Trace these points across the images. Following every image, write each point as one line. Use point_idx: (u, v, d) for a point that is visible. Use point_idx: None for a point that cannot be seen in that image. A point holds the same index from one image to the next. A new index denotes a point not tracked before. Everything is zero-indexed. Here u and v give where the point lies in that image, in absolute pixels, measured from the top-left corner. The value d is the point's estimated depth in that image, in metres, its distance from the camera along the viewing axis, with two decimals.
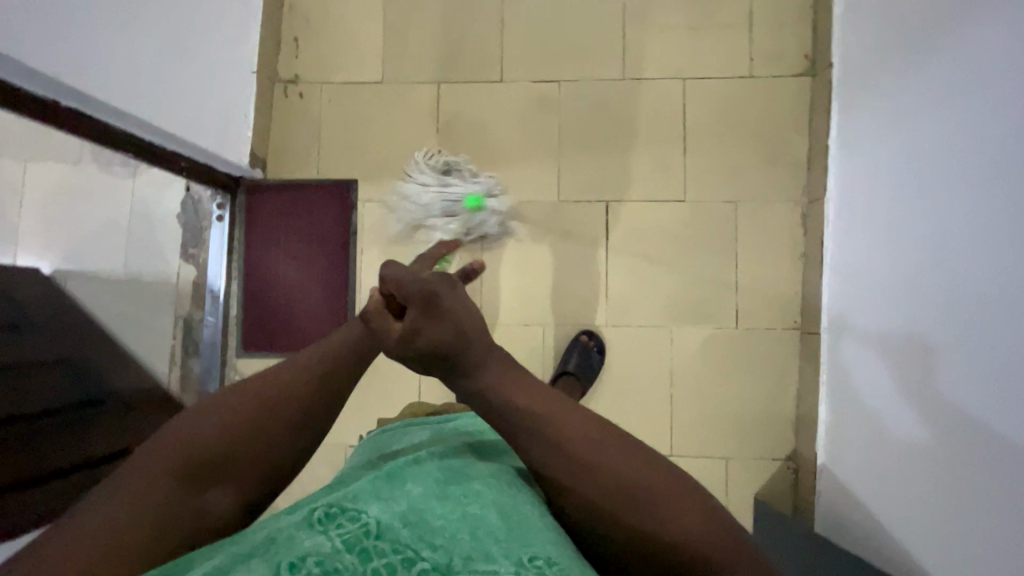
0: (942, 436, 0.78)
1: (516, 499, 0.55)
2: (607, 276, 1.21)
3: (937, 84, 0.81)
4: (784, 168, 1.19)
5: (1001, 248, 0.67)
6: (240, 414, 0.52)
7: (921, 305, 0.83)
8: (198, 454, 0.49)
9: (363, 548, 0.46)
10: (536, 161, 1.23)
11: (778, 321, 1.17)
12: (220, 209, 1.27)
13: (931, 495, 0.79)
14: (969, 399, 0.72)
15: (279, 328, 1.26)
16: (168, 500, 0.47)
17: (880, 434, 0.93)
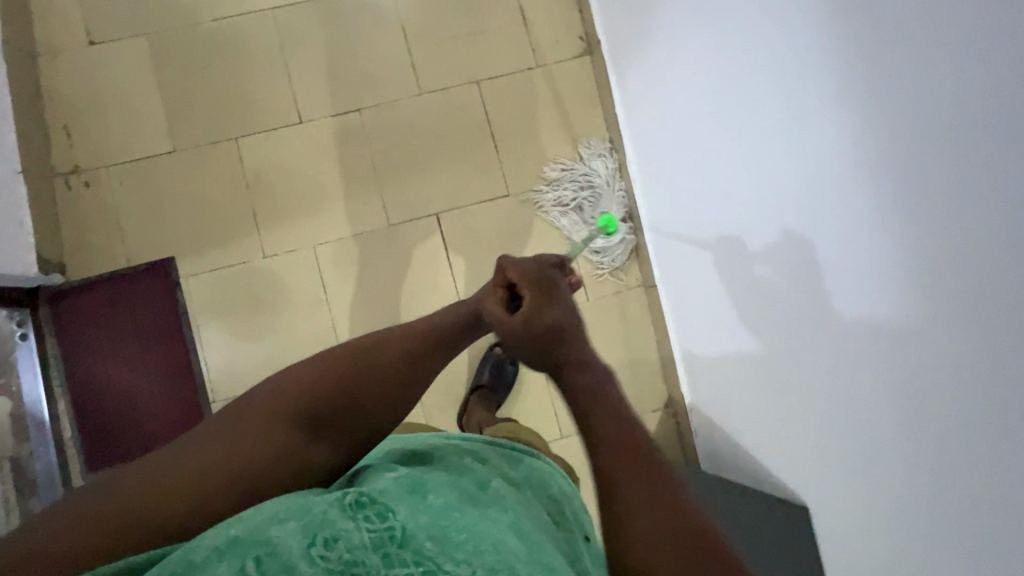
0: (779, 349, 0.82)
1: (534, 533, 0.56)
2: (456, 285, 1.22)
3: (685, 41, 0.89)
4: (590, 143, 1.26)
5: (785, 174, 0.73)
6: (359, 372, 0.65)
7: (733, 233, 0.88)
8: (315, 403, 0.63)
9: (388, 552, 0.47)
10: (360, 193, 1.22)
11: (624, 282, 1.23)
12: (23, 326, 1.13)
13: (780, 404, 0.84)
14: (791, 308, 0.77)
15: (125, 432, 1.14)
16: (244, 459, 0.58)
17: (728, 359, 0.97)
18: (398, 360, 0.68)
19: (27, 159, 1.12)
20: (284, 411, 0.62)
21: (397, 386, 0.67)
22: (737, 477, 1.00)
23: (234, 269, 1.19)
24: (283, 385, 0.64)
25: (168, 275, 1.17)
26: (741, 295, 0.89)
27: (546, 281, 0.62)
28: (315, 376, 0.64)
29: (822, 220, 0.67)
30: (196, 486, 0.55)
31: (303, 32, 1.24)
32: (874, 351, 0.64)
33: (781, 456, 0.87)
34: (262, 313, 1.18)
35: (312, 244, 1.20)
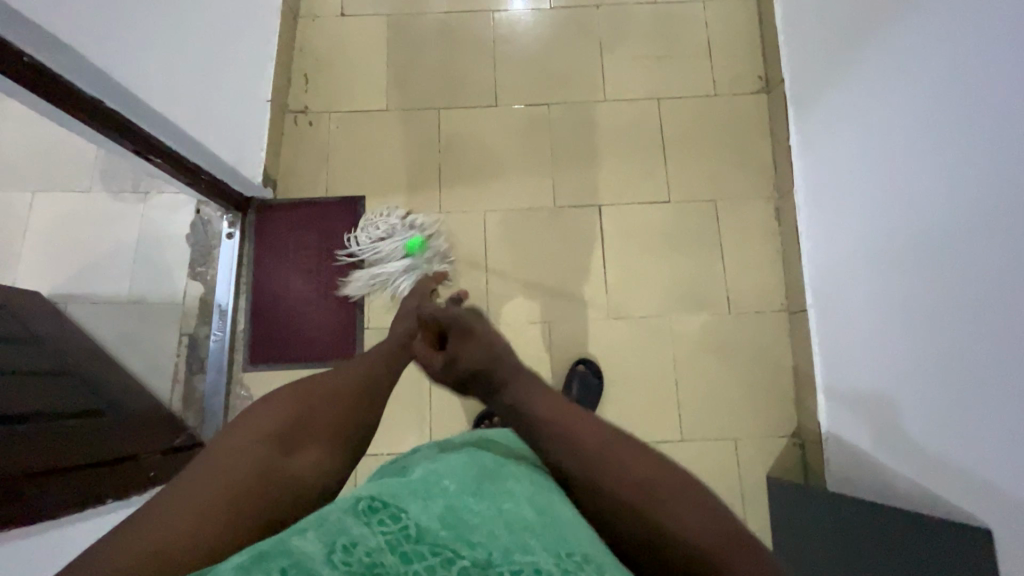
0: (935, 361, 0.83)
1: (550, 498, 0.57)
2: (605, 271, 1.28)
3: (875, 78, 0.96)
4: (755, 170, 1.33)
5: (965, 206, 0.75)
6: (301, 401, 0.65)
7: (883, 244, 0.95)
8: (283, 423, 0.62)
9: (406, 547, 0.46)
10: (534, 174, 1.34)
11: (768, 304, 1.26)
12: (232, 227, 1.30)
13: (941, 429, 0.83)
14: (957, 333, 0.78)
15: (288, 337, 1.26)
16: (244, 474, 0.56)
17: (867, 364, 1.01)
18: (327, 387, 0.68)
19: (274, 93, 1.32)
20: (266, 436, 0.60)
21: (360, 402, 0.69)
22: (876, 495, 0.98)
23: (411, 217, 1.32)
24: (241, 419, 0.62)
25: (356, 211, 1.33)
26: (885, 298, 0.95)
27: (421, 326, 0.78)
28: (278, 405, 0.64)
29: (971, 229, 0.74)
30: (207, 507, 0.52)
31: (513, 34, 1.42)
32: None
33: (920, 464, 0.87)
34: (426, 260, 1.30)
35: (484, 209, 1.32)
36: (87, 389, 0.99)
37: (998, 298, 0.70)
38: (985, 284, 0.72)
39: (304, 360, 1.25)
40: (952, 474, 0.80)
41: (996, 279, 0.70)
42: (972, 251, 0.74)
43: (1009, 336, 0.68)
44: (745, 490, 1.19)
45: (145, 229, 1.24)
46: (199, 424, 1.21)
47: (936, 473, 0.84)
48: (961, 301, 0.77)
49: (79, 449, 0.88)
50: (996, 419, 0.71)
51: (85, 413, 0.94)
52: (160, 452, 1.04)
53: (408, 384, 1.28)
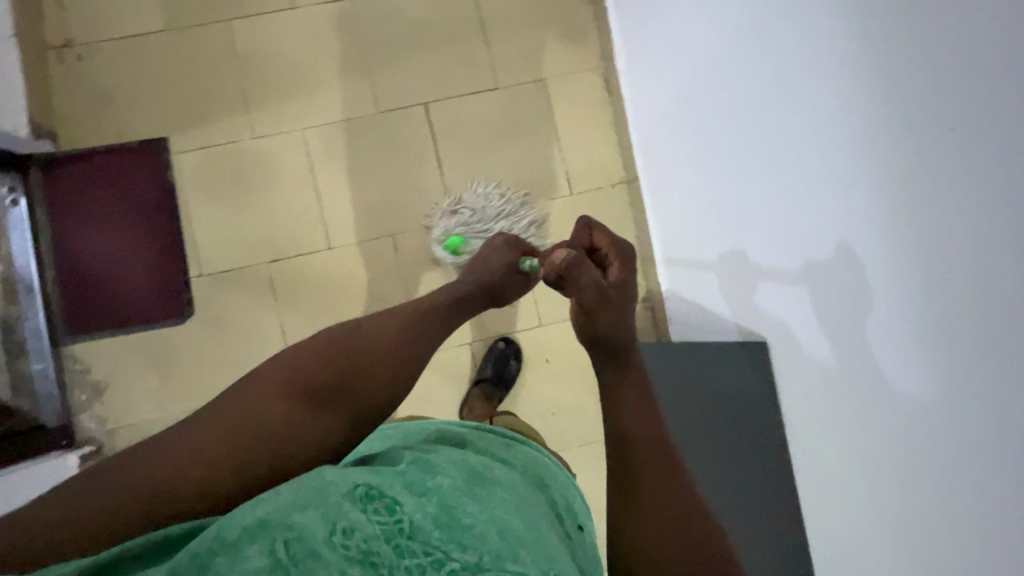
0: (736, 200, 0.86)
1: (533, 514, 0.55)
2: (439, 172, 1.23)
3: None
4: (577, 41, 1.28)
5: (757, 67, 0.73)
6: (356, 353, 0.60)
7: (686, 90, 0.94)
8: (334, 376, 0.57)
9: (399, 542, 0.46)
10: (348, 78, 1.23)
11: (606, 177, 1.26)
12: (13, 191, 1.14)
13: (751, 290, 0.87)
14: (754, 162, 0.78)
15: (109, 303, 1.16)
16: (224, 438, 0.52)
17: (688, 214, 1.03)
18: (380, 341, 0.61)
19: (20, 26, 1.12)
20: (278, 392, 0.55)
21: (402, 361, 0.61)
22: (706, 334, 1.04)
23: (222, 147, 1.20)
24: (266, 368, 0.58)
25: (156, 154, 1.19)
26: (695, 146, 0.94)
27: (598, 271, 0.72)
28: (320, 357, 0.58)
29: (754, 52, 0.73)
30: (178, 469, 0.50)
31: None
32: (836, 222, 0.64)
33: (735, 296, 0.93)
34: (247, 191, 1.20)
35: (301, 125, 1.21)
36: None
37: (780, 117, 0.70)
38: (767, 105, 0.72)
39: (133, 322, 1.17)
40: (759, 300, 0.86)
41: (775, 95, 0.70)
42: (755, 75, 0.73)
43: (794, 156, 0.69)
44: None
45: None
46: (33, 408, 1.10)
47: (746, 301, 0.90)
48: (750, 129, 0.77)
49: None
50: (788, 230, 0.74)
51: None
52: None
53: (256, 324, 1.19)
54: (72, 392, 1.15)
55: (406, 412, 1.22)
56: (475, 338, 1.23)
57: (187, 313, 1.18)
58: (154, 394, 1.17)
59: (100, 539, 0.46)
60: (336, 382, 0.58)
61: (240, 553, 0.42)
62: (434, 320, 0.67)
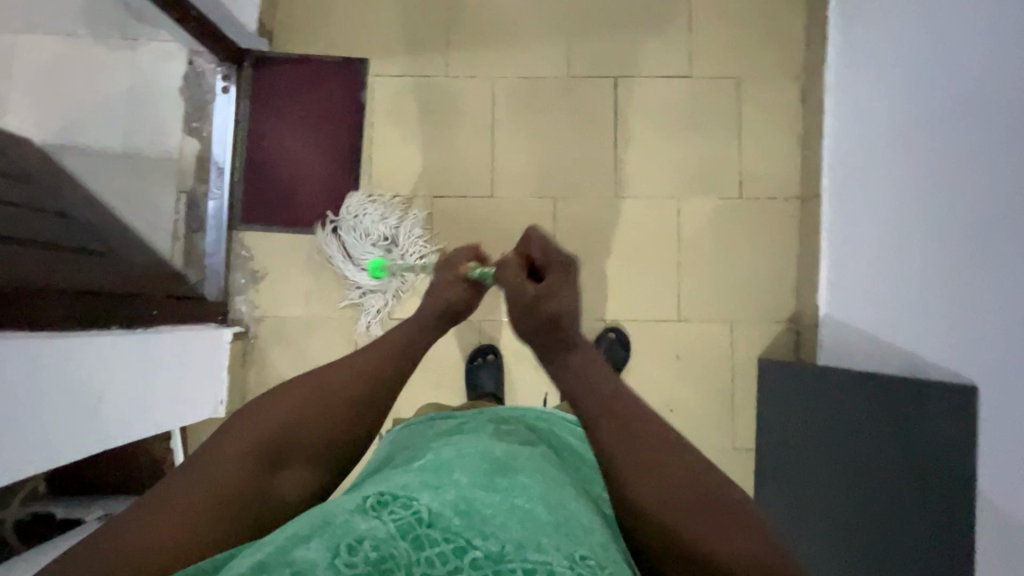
0: (946, 246, 0.82)
1: (560, 496, 0.56)
2: (613, 148, 1.23)
3: None
4: (782, 46, 1.23)
5: (1022, 116, 0.67)
6: (322, 401, 0.59)
7: (912, 121, 0.90)
8: (306, 424, 0.58)
9: (418, 535, 0.46)
10: (548, 38, 1.24)
11: (780, 190, 1.22)
12: (226, 81, 1.24)
13: (936, 341, 0.85)
14: (979, 213, 0.75)
15: (283, 201, 1.24)
16: (234, 485, 0.52)
17: (874, 246, 1.00)
18: (344, 385, 0.61)
19: None
20: (260, 442, 0.55)
21: (363, 409, 0.61)
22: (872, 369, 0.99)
23: (416, 80, 1.25)
24: (229, 423, 0.56)
25: (356, 72, 1.25)
26: (908, 183, 0.91)
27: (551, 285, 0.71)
28: (286, 408, 0.58)
29: (1002, 98, 0.70)
30: (187, 518, 0.48)
31: None
32: None
33: (918, 340, 0.89)
34: (428, 126, 1.24)
35: (493, 75, 1.24)
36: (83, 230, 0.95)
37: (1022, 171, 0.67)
38: (1008, 156, 0.70)
39: (299, 224, 1.24)
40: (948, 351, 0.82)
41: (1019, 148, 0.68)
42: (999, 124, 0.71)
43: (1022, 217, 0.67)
44: (735, 370, 1.21)
45: (130, 74, 1.06)
46: (201, 280, 1.20)
47: (932, 349, 0.86)
48: (981, 177, 0.75)
49: (88, 275, 0.91)
50: (1002, 292, 0.71)
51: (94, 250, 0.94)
52: (161, 293, 1.07)
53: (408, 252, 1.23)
54: (233, 274, 1.24)
55: (525, 371, 1.24)
56: (610, 317, 1.22)
57: (347, 229, 1.24)
58: (303, 293, 1.23)
59: None
60: (295, 438, 0.57)
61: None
62: (382, 364, 0.66)
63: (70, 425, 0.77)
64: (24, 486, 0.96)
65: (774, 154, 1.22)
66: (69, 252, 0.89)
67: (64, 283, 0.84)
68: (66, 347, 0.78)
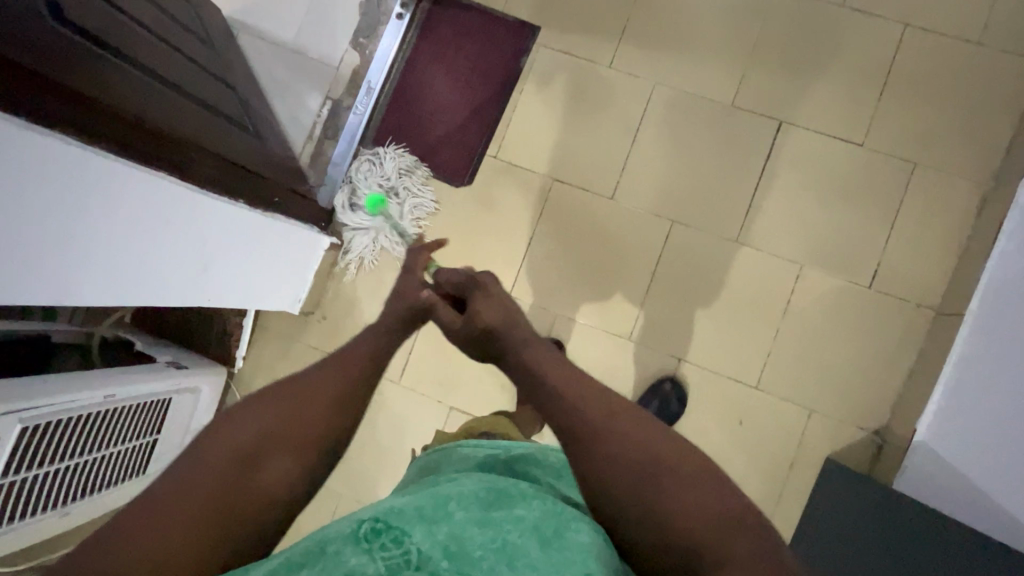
0: None
1: (562, 524, 0.51)
2: (752, 194, 1.16)
3: None
4: (977, 146, 1.11)
5: None
6: (295, 399, 0.58)
7: None
8: (282, 423, 0.57)
9: (405, 572, 0.45)
10: (723, 62, 1.18)
11: (916, 295, 1.11)
12: (403, 8, 1.27)
13: None
14: None
15: (416, 136, 1.27)
16: (214, 492, 0.51)
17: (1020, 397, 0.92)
18: (321, 383, 0.60)
19: None
20: (234, 446, 0.54)
21: (345, 408, 0.60)
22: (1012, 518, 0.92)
23: (578, 62, 1.23)
24: (209, 429, 0.55)
25: (524, 36, 1.25)
26: None
27: (470, 282, 0.68)
28: (264, 414, 0.56)
29: None
30: (172, 522, 0.48)
31: None
32: None
33: None
34: (575, 111, 1.22)
35: (656, 81, 1.20)
36: (239, 105, 1.03)
37: None
38: None
39: (422, 163, 1.26)
40: None
41: None
42: None
43: None
44: (795, 461, 1.12)
45: None
46: (319, 183, 1.26)
47: None
48: None
49: (235, 146, 0.94)
50: None
51: (238, 123, 0.99)
52: (287, 187, 1.10)
53: (510, 224, 1.23)
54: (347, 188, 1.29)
55: None
56: (685, 358, 1.17)
57: (464, 183, 1.25)
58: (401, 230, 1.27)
59: None
60: (279, 432, 0.56)
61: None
62: (361, 360, 0.64)
63: (163, 273, 0.81)
64: (109, 320, 1.07)
65: (922, 256, 1.11)
66: (226, 121, 0.94)
67: (213, 144, 0.87)
68: (196, 203, 0.80)
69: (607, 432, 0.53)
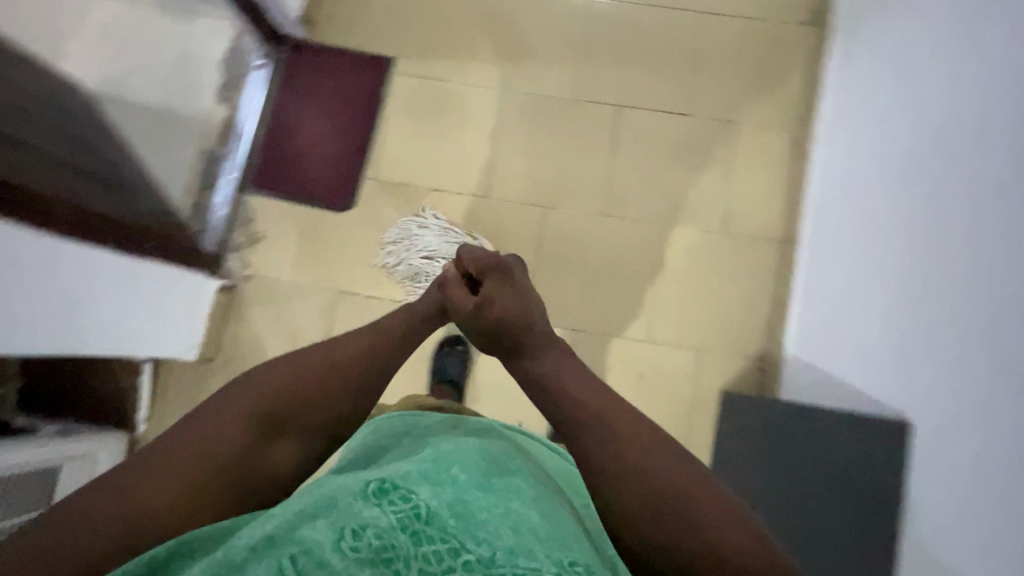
0: (895, 314, 0.84)
1: (551, 502, 0.58)
2: (608, 171, 1.29)
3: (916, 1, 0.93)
4: (781, 100, 1.30)
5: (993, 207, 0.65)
6: (312, 378, 0.65)
7: (887, 175, 0.92)
8: (294, 403, 0.62)
9: (416, 530, 0.49)
10: (561, 64, 1.34)
11: (762, 231, 1.25)
12: (262, 60, 1.35)
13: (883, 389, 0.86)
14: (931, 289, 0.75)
15: (294, 173, 1.32)
16: (232, 452, 0.56)
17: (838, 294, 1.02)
18: (333, 371, 0.66)
19: None
20: (257, 415, 0.60)
21: (355, 393, 0.67)
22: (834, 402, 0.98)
23: (435, 83, 1.35)
24: (235, 390, 0.61)
25: (381, 68, 1.35)
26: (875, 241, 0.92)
27: (504, 267, 0.81)
28: (282, 385, 0.63)
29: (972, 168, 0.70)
30: (188, 476, 0.53)
31: None
32: (1002, 368, 0.61)
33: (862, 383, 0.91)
34: (440, 126, 1.33)
35: (507, 89, 1.33)
36: (104, 160, 1.00)
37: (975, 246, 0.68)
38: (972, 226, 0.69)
39: (304, 196, 1.32)
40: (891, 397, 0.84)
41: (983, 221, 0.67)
42: (966, 193, 0.71)
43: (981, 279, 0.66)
44: (696, 400, 1.21)
45: (181, 45, 1.16)
46: (202, 231, 1.26)
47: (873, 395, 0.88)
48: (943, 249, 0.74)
49: (101, 196, 0.94)
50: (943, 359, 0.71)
51: (102, 176, 0.97)
52: (160, 233, 1.10)
53: (398, 235, 1.29)
54: (233, 232, 1.31)
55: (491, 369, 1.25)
56: (580, 327, 1.24)
57: (346, 207, 1.31)
58: (294, 261, 1.30)
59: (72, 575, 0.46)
60: (292, 410, 0.62)
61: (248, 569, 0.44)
62: (367, 353, 0.71)
63: (27, 312, 0.82)
64: None
65: (761, 197, 1.26)
66: (90, 178, 0.94)
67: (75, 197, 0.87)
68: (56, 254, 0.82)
69: (604, 420, 0.58)
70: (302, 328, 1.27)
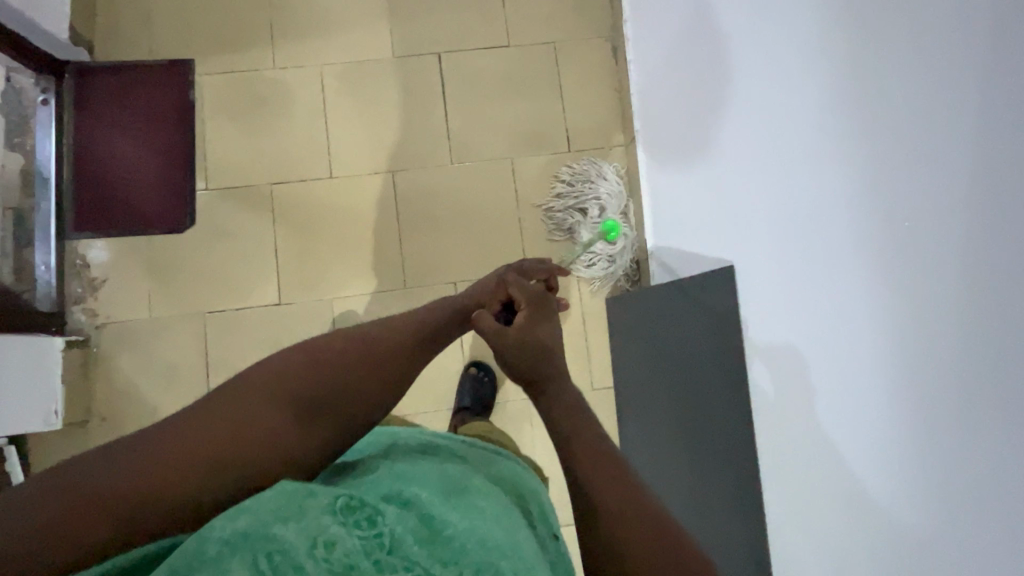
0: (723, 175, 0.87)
1: (512, 523, 0.51)
2: (446, 120, 1.28)
3: None
4: (590, 10, 1.32)
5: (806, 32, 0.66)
6: (368, 355, 0.62)
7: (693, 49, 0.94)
8: (335, 384, 0.59)
9: (381, 558, 0.40)
10: (369, 25, 1.30)
11: (604, 139, 1.29)
12: (46, 94, 1.20)
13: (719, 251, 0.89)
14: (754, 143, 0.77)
15: (119, 205, 1.23)
16: (267, 431, 0.53)
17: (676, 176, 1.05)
18: (386, 347, 0.64)
19: None
20: (294, 393, 0.57)
21: (401, 370, 0.63)
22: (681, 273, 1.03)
23: (244, 75, 1.27)
24: (276, 364, 0.59)
25: (184, 72, 1.26)
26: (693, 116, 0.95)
27: (543, 298, 0.72)
28: (320, 358, 0.60)
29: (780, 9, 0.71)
30: (210, 455, 0.50)
31: None
32: (829, 188, 0.63)
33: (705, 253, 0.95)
34: (262, 117, 1.26)
35: (321, 63, 1.28)
36: None
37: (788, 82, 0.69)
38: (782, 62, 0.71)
39: (139, 227, 1.22)
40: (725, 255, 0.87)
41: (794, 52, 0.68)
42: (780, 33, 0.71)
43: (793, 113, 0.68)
44: (586, 314, 1.25)
45: None
46: (31, 293, 1.14)
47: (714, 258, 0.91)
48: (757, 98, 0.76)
49: None
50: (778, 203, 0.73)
51: None
52: None
53: (251, 239, 1.23)
54: (70, 284, 1.21)
55: None
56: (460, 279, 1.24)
57: (187, 225, 1.23)
58: (147, 296, 1.21)
59: (86, 526, 0.44)
60: (333, 393, 0.58)
61: (220, 564, 0.37)
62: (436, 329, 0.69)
63: None
64: None
65: (596, 108, 1.30)
66: None
67: None
68: None
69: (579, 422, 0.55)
70: (176, 361, 1.20)
